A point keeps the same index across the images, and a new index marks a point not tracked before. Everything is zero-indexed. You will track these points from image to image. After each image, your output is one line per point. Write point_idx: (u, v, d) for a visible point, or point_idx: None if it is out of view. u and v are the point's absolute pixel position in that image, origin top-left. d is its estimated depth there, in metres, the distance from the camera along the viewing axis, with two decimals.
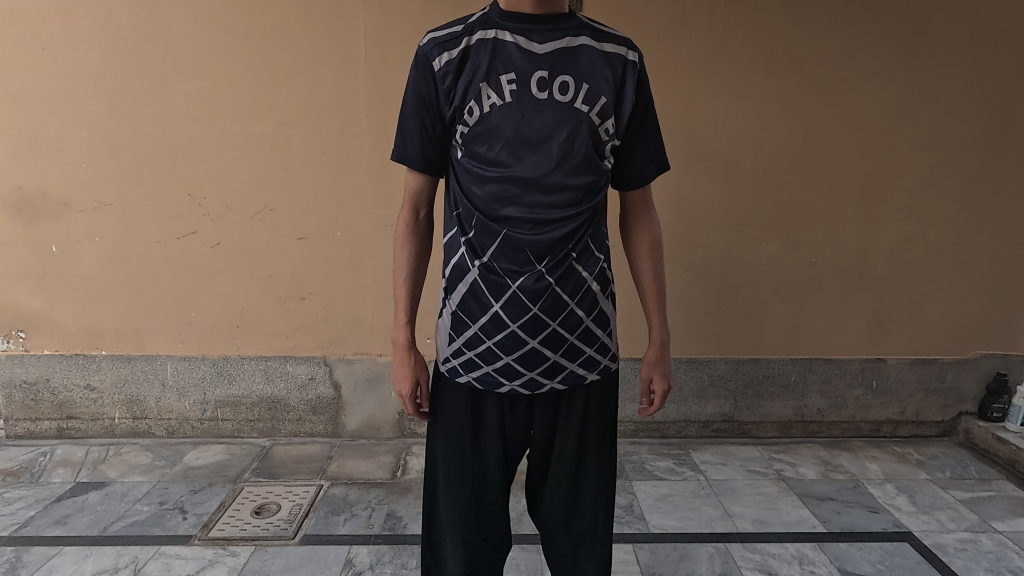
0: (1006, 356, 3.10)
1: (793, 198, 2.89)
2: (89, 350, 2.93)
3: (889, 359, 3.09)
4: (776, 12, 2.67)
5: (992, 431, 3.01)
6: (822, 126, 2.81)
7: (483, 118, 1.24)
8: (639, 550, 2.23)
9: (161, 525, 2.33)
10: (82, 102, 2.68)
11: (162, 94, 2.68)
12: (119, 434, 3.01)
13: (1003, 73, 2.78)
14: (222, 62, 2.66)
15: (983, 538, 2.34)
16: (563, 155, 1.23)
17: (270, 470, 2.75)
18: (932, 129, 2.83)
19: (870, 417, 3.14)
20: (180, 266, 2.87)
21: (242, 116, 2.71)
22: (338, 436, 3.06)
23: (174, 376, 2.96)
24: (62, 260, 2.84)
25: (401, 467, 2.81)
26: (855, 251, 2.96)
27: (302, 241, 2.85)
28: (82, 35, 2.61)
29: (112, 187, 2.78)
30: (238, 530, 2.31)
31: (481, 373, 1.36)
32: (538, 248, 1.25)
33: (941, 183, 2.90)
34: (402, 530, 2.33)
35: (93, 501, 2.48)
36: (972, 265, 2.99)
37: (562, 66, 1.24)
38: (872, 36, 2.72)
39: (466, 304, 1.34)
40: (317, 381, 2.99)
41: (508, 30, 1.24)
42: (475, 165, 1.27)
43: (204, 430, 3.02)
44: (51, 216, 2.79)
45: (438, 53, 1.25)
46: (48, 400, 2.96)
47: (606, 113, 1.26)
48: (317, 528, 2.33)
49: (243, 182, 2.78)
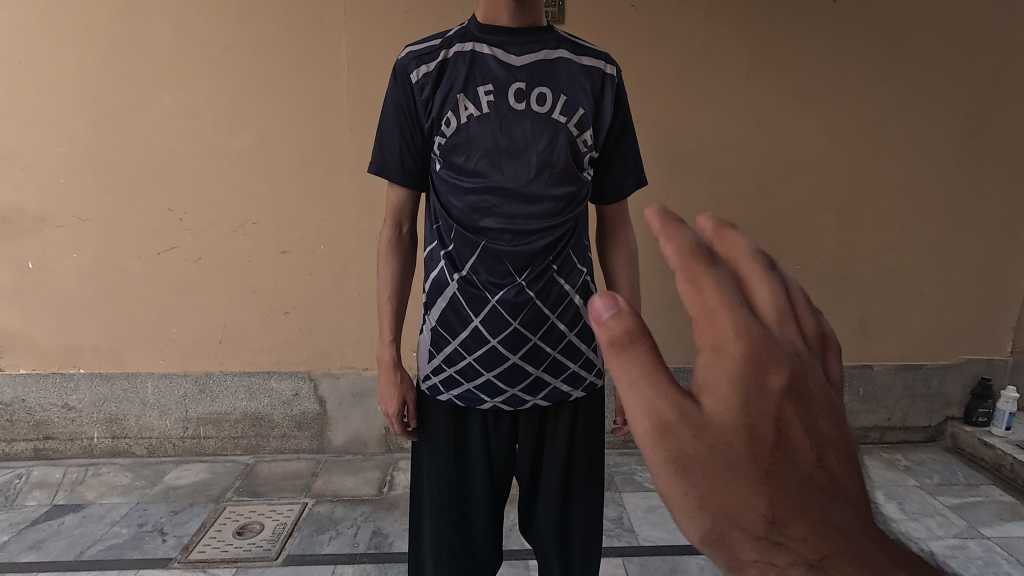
0: (990, 360, 3.13)
1: (776, 206, 2.90)
2: (66, 368, 2.87)
3: (876, 365, 3.10)
4: (757, 22, 2.68)
5: (978, 435, 3.04)
6: (803, 135, 2.83)
7: (461, 128, 1.23)
8: (629, 563, 2.20)
9: (139, 548, 2.27)
10: (59, 117, 2.65)
11: (142, 109, 2.65)
12: (98, 454, 2.95)
13: (978, 83, 2.82)
14: (203, 76, 2.63)
15: (971, 544, 2.34)
16: (541, 166, 1.22)
17: (253, 488, 2.70)
18: (911, 138, 2.87)
19: (858, 424, 3.16)
20: (161, 282, 2.82)
21: (222, 129, 2.68)
22: (324, 452, 3.02)
23: (155, 395, 2.91)
24: (39, 277, 2.79)
25: (388, 482, 2.77)
26: (839, 257, 2.98)
27: (286, 254, 2.81)
28: (58, 49, 2.58)
29: (91, 203, 2.73)
30: (219, 552, 2.25)
31: (462, 390, 1.34)
32: (517, 260, 1.24)
33: (920, 190, 2.93)
34: (388, 548, 2.29)
35: (69, 524, 2.41)
36: (954, 271, 3.03)
37: (540, 77, 1.24)
38: (851, 46, 2.74)
39: (446, 318, 1.32)
40: (301, 397, 2.95)
41: (485, 42, 1.24)
42: (453, 176, 1.26)
43: (186, 448, 2.97)
44: (28, 231, 2.74)
45: (415, 66, 1.24)
46: (25, 420, 2.89)
47: (585, 125, 1.26)
48: (300, 548, 2.28)
49: (225, 196, 2.75)
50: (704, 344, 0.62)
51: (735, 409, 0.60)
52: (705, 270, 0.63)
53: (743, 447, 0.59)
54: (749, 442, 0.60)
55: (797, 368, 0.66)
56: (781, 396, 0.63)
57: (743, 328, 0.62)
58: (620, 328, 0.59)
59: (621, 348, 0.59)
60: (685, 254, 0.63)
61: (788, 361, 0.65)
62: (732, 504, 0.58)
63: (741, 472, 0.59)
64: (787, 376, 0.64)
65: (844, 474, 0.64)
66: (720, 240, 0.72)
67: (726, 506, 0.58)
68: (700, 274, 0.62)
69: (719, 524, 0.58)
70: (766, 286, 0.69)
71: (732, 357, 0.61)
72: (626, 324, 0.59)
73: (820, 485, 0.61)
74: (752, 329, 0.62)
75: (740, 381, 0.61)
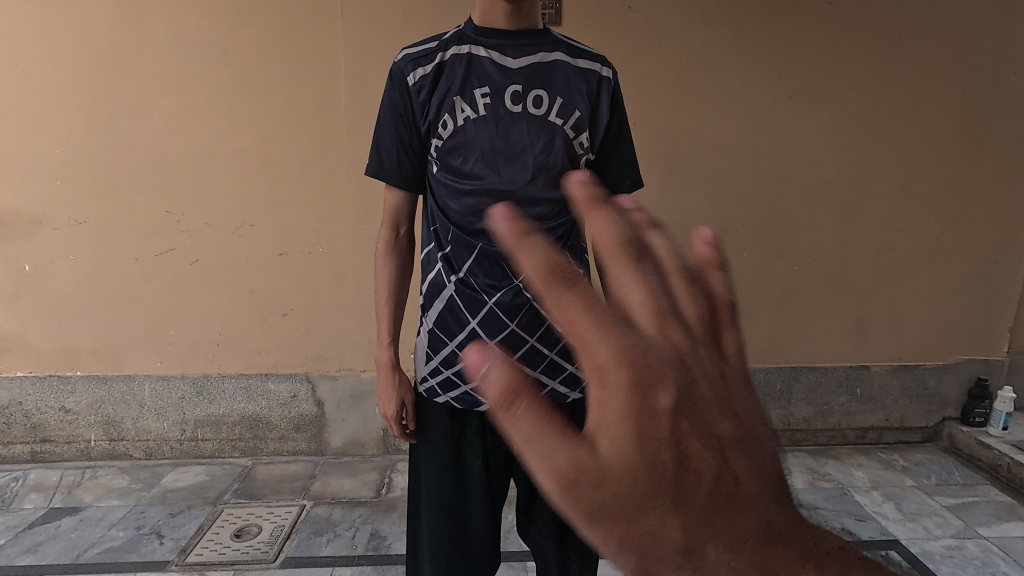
0: (987, 361, 3.14)
1: (773, 207, 2.91)
2: (63, 370, 2.87)
3: (873, 366, 3.11)
4: (754, 25, 2.69)
5: (975, 436, 3.05)
6: (799, 137, 2.84)
7: (457, 131, 1.24)
8: None
9: (137, 551, 2.26)
10: (56, 119, 2.64)
11: (140, 111, 2.65)
12: (96, 457, 2.95)
13: (974, 85, 2.83)
14: (200, 78, 2.63)
15: (969, 545, 2.35)
16: (537, 169, 1.23)
17: (251, 491, 2.70)
18: (907, 140, 2.88)
19: (855, 424, 3.17)
20: (158, 284, 2.82)
21: (220, 131, 2.68)
22: (322, 454, 3.01)
23: (152, 397, 2.91)
24: (36, 279, 2.78)
25: (386, 484, 2.77)
26: (836, 259, 2.99)
27: (284, 256, 2.81)
28: (56, 51, 2.58)
29: (88, 205, 2.73)
30: (217, 555, 2.25)
31: (459, 392, 1.34)
32: (514, 262, 1.25)
33: (916, 192, 2.94)
34: (386, 551, 2.29)
35: (66, 527, 2.41)
36: (951, 272, 3.04)
37: (537, 80, 1.24)
38: (848, 48, 2.75)
39: (443, 320, 1.32)
40: (299, 399, 2.94)
41: (482, 45, 1.24)
42: (449, 178, 1.26)
43: (184, 451, 2.97)
44: (25, 234, 2.74)
45: (412, 69, 1.24)
46: (22, 423, 2.89)
47: (581, 127, 1.26)
48: (298, 550, 2.28)
49: (222, 198, 2.75)
50: (590, 375, 0.63)
51: (631, 445, 0.60)
52: (628, 263, 0.73)
53: (645, 482, 0.59)
54: (651, 474, 0.60)
55: (685, 381, 0.67)
56: (668, 414, 0.64)
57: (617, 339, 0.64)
58: (502, 383, 0.58)
59: (511, 406, 0.59)
60: (611, 244, 0.73)
61: (670, 374, 0.66)
62: (650, 541, 0.59)
63: (649, 505, 0.59)
64: (674, 392, 0.65)
65: (739, 458, 0.67)
66: (599, 235, 0.74)
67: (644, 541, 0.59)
68: (553, 283, 0.64)
69: (645, 563, 0.58)
70: (639, 283, 0.72)
71: (615, 385, 0.62)
72: (507, 377, 0.58)
73: (724, 491, 0.63)
74: (627, 334, 0.65)
75: (631, 411, 0.61)
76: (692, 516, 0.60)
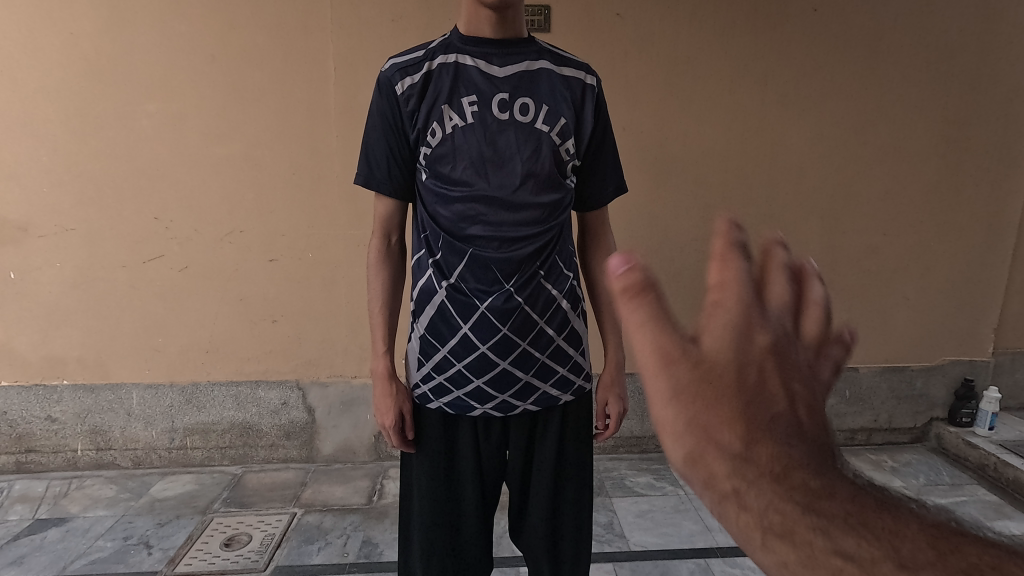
0: (973, 362, 3.18)
1: (761, 211, 2.94)
2: (49, 379, 2.83)
3: (862, 367, 3.14)
4: (742, 31, 2.72)
5: (962, 436, 3.09)
6: (787, 142, 2.87)
7: (446, 138, 1.24)
8: (620, 568, 2.20)
9: (124, 561, 2.23)
10: (43, 127, 2.62)
11: (127, 118, 2.64)
12: (83, 467, 2.92)
13: (954, 93, 2.89)
14: (188, 84, 2.62)
15: None
16: (526, 175, 1.24)
17: (241, 499, 2.68)
18: (892, 144, 2.93)
19: (845, 425, 3.20)
20: (145, 291, 2.80)
21: (208, 137, 2.67)
22: (314, 461, 3.00)
23: (140, 405, 2.88)
24: (21, 287, 2.75)
25: (378, 491, 2.76)
26: (824, 263, 3.03)
27: (273, 262, 2.80)
28: (42, 59, 2.56)
29: (74, 211, 2.71)
30: (206, 564, 2.22)
31: (452, 397, 1.34)
32: (505, 266, 1.25)
33: (902, 195, 2.98)
34: (378, 558, 2.28)
35: (52, 538, 2.37)
36: (936, 274, 3.08)
37: (523, 88, 1.25)
38: (832, 55, 2.79)
39: (434, 327, 1.32)
40: (290, 406, 2.93)
41: (468, 53, 1.25)
42: (439, 185, 1.26)
43: (173, 460, 2.95)
44: (11, 241, 2.71)
45: (399, 78, 1.24)
46: (8, 434, 2.86)
47: (566, 134, 1.28)
48: (290, 558, 2.26)
49: (211, 205, 2.73)
50: (705, 305, 0.56)
51: (742, 386, 0.52)
52: (732, 248, 0.57)
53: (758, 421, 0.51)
54: (762, 412, 0.52)
55: (797, 342, 0.57)
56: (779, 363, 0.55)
57: (750, 294, 0.55)
58: (624, 282, 0.53)
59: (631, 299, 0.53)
60: (705, 230, 0.59)
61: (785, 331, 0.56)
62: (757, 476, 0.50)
63: (761, 448, 0.50)
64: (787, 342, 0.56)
65: None
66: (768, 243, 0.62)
67: (748, 493, 0.49)
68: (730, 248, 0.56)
69: (748, 515, 0.49)
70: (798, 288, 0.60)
71: (733, 321, 0.54)
72: (636, 276, 0.53)
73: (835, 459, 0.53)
74: (749, 282, 0.56)
75: (743, 342, 0.54)
76: (803, 474, 0.50)
